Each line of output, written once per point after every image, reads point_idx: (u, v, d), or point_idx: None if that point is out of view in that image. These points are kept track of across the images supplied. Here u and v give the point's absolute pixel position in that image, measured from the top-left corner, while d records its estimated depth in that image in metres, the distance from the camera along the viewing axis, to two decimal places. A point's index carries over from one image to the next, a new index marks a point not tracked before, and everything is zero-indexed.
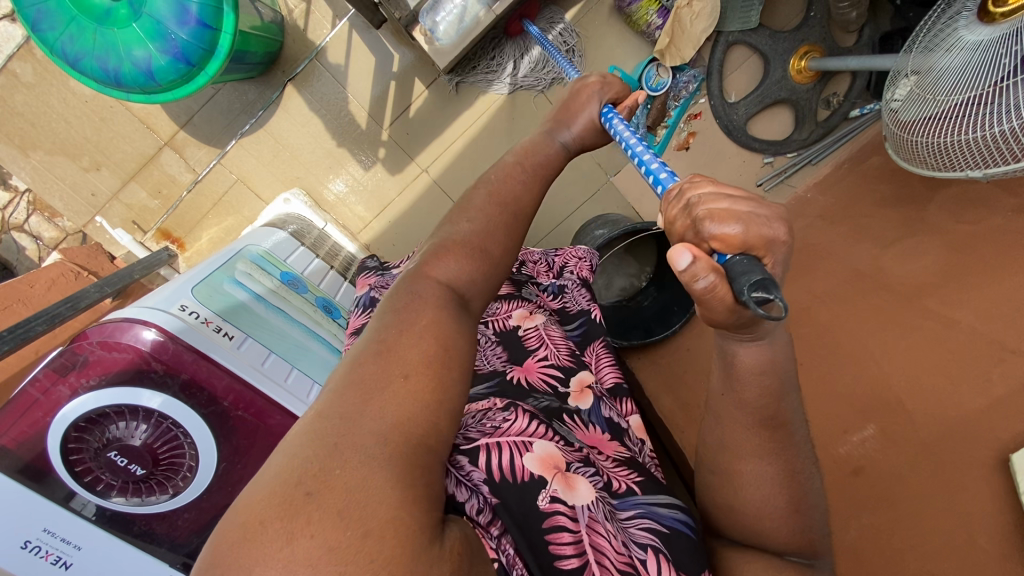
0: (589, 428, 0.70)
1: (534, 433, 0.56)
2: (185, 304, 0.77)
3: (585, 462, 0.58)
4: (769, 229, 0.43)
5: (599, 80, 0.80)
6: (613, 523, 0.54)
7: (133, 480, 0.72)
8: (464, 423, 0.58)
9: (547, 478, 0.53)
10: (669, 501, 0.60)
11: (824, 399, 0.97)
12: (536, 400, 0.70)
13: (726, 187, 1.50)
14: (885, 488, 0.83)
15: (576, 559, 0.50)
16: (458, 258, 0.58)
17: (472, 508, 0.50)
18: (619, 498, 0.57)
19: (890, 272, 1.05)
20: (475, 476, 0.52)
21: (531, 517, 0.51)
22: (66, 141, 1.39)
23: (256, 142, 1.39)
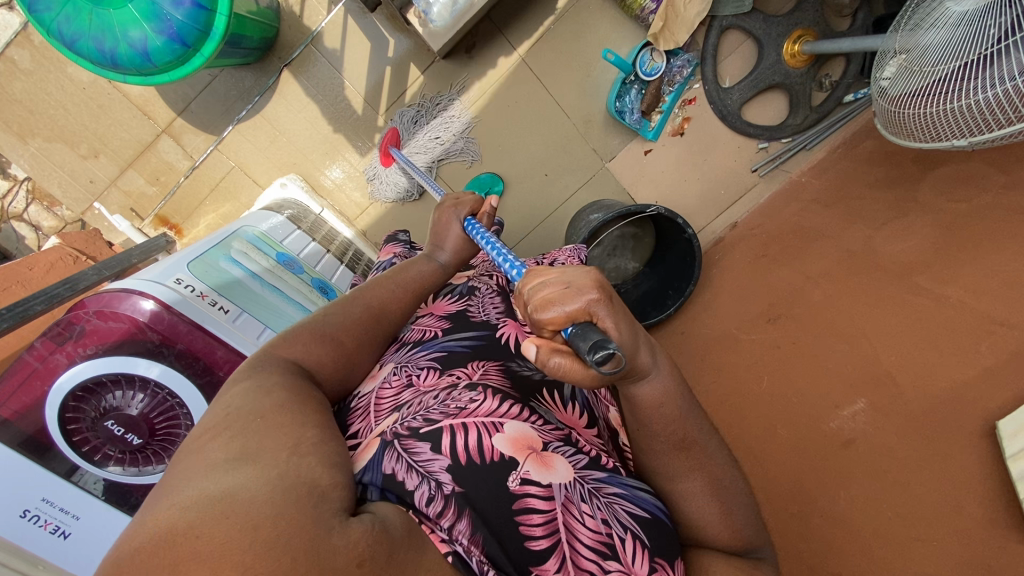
0: (568, 408, 0.68)
1: (504, 415, 0.57)
2: (181, 278, 0.78)
3: (566, 441, 0.58)
4: (583, 303, 0.49)
5: (452, 203, 0.93)
6: (594, 502, 0.54)
7: (130, 450, 0.73)
8: (426, 404, 0.58)
9: (520, 459, 0.54)
10: (652, 488, 0.60)
11: (816, 376, 0.98)
12: (518, 366, 0.69)
13: (720, 173, 1.51)
14: (875, 460, 0.83)
15: (545, 539, 0.51)
16: (305, 343, 0.63)
17: (421, 497, 0.51)
18: (607, 473, 0.57)
19: (882, 251, 1.07)
20: (433, 464, 0.52)
21: (497, 503, 0.51)
22: (64, 128, 1.41)
23: (252, 128, 1.40)
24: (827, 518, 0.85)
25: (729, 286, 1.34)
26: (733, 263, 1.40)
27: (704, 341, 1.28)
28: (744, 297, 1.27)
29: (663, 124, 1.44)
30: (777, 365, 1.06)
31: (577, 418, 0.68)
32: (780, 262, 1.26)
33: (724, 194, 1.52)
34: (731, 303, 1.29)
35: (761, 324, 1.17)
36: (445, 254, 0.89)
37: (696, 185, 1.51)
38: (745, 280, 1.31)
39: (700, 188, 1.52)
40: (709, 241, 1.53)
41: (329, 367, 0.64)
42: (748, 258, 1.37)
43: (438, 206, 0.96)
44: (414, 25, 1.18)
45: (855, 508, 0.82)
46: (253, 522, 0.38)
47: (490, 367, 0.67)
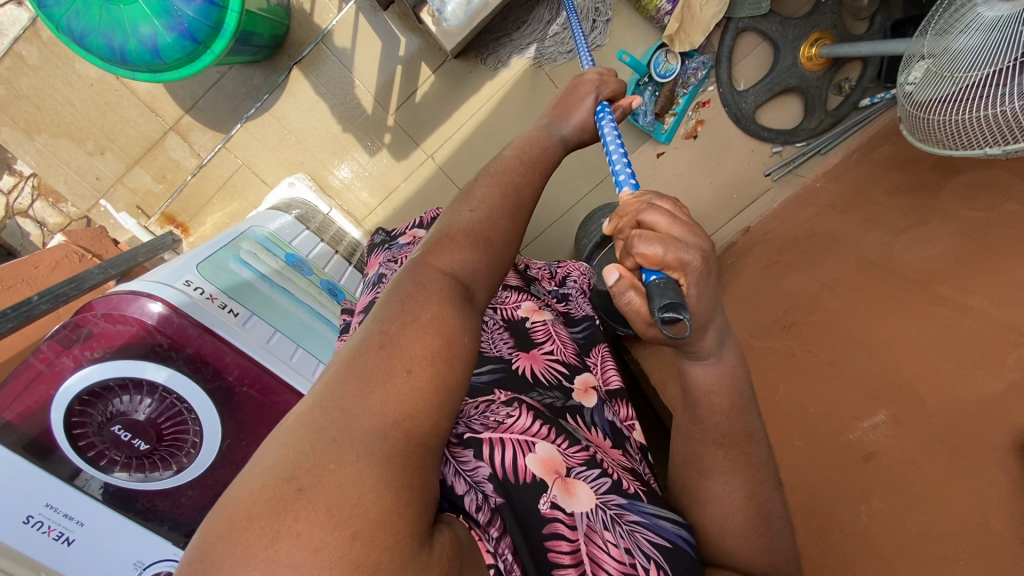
0: (593, 431, 0.73)
1: (536, 434, 0.60)
2: (190, 280, 0.76)
3: (591, 465, 0.61)
4: (687, 255, 0.50)
5: (598, 78, 0.86)
6: (617, 529, 0.57)
7: (136, 455, 0.71)
8: (467, 415, 0.61)
9: (548, 482, 0.57)
10: (675, 515, 0.61)
11: (834, 387, 0.96)
12: (539, 397, 0.73)
13: (734, 177, 1.49)
14: (897, 474, 0.79)
15: (572, 567, 0.54)
16: (460, 249, 0.56)
17: (472, 504, 0.53)
18: (627, 500, 0.59)
19: (900, 258, 1.05)
20: (478, 473, 0.55)
21: (531, 520, 0.55)
22: (71, 125, 1.39)
23: (260, 126, 1.38)
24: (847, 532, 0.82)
25: (742, 291, 1.33)
26: (745, 268, 1.38)
27: None
28: (758, 303, 1.25)
29: (676, 126, 1.42)
30: (793, 374, 1.05)
31: (602, 441, 0.73)
32: (795, 268, 1.24)
33: (737, 198, 1.51)
34: (744, 309, 1.28)
35: (776, 331, 1.15)
36: (567, 127, 0.83)
37: (708, 188, 1.50)
38: (759, 286, 1.29)
39: (712, 192, 1.50)
40: (721, 245, 1.52)
41: (482, 273, 0.57)
42: (762, 263, 1.35)
43: (578, 77, 0.88)
44: (426, 23, 1.16)
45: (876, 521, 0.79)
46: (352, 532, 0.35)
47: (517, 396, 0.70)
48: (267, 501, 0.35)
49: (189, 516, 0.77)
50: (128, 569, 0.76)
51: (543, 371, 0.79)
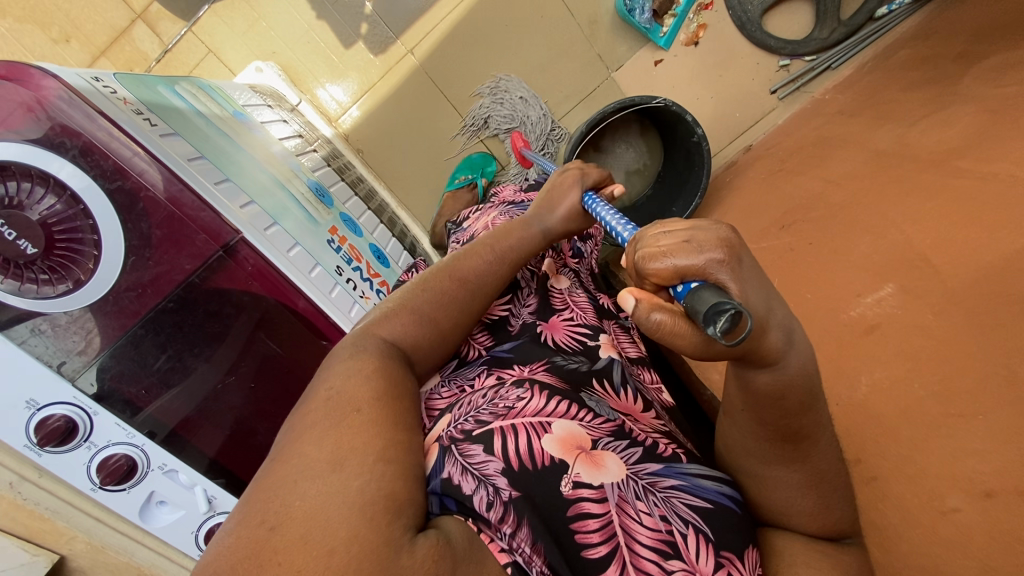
0: (621, 395, 0.60)
1: (553, 413, 0.49)
2: (101, 79, 0.69)
3: (618, 434, 0.50)
4: (703, 264, 0.41)
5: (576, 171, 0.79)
6: (650, 498, 0.46)
7: (22, 262, 0.62)
8: (473, 404, 0.52)
9: (570, 460, 0.46)
10: (714, 471, 0.51)
11: (838, 272, 0.85)
12: (563, 360, 0.61)
13: (739, 91, 1.38)
14: (904, 340, 0.71)
15: (604, 545, 0.43)
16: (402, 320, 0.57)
17: (481, 502, 0.44)
18: (663, 465, 0.48)
19: (915, 144, 0.93)
20: (488, 466, 0.45)
21: (552, 503, 0.45)
22: (35, 9, 1.30)
23: (229, 9, 1.31)
24: (844, 406, 0.75)
25: (741, 202, 1.23)
26: (746, 182, 1.27)
27: None
28: (757, 209, 1.15)
29: (675, 31, 1.33)
30: (793, 269, 0.94)
31: (634, 403, 0.60)
32: (798, 172, 1.13)
33: (739, 117, 1.40)
34: (742, 219, 1.18)
35: (773, 232, 1.05)
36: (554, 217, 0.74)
37: (709, 103, 1.39)
38: (760, 194, 1.18)
39: (713, 107, 1.40)
40: (721, 166, 1.41)
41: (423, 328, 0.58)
42: (763, 174, 1.24)
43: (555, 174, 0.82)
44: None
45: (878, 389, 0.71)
46: (329, 547, 0.35)
47: (535, 368, 0.58)
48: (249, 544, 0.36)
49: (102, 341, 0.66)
50: (19, 411, 0.62)
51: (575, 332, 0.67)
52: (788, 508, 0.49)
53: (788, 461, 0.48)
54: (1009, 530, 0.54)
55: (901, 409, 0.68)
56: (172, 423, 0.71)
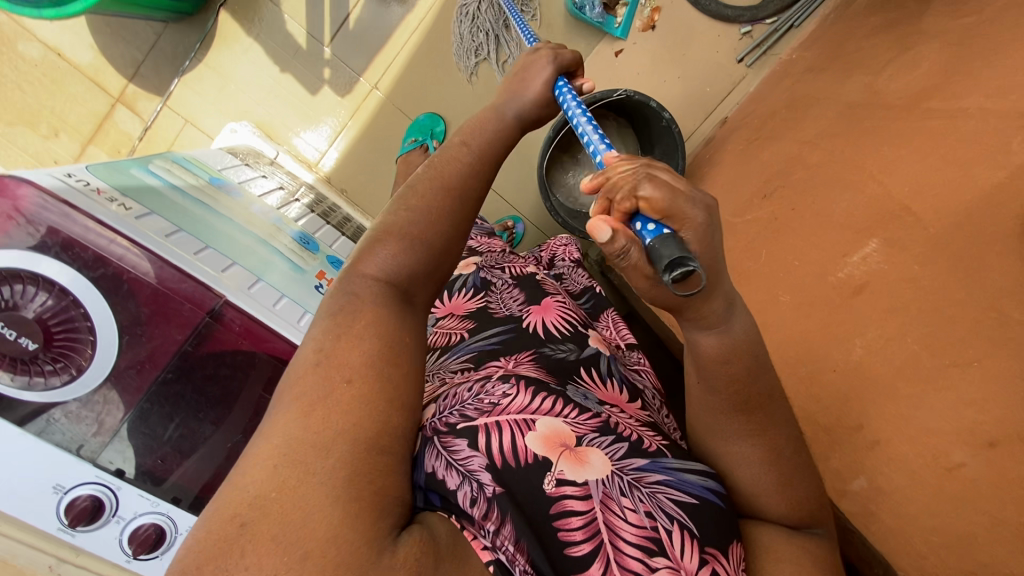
0: (607, 385, 0.59)
1: (539, 410, 0.48)
2: (75, 175, 0.74)
3: (604, 429, 0.49)
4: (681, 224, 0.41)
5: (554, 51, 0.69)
6: (635, 494, 0.45)
7: (23, 358, 0.65)
8: (454, 397, 0.50)
9: (555, 457, 0.45)
10: (698, 466, 0.50)
11: (821, 232, 0.83)
12: (551, 350, 0.61)
13: (705, 67, 1.37)
14: (894, 294, 0.71)
15: (587, 543, 0.43)
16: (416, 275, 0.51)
17: (465, 498, 0.43)
18: (649, 460, 0.48)
19: (884, 91, 0.91)
20: (472, 462, 0.44)
21: (533, 502, 0.43)
22: (21, 110, 1.36)
23: (197, 78, 1.37)
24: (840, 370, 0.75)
25: (723, 175, 1.22)
26: (725, 155, 1.25)
27: None
28: (739, 180, 1.14)
29: (629, 20, 1.37)
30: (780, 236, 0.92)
31: (620, 394, 0.59)
32: (773, 136, 1.12)
33: (711, 92, 1.38)
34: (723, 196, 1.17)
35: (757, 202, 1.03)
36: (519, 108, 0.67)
37: (677, 83, 1.39)
38: (740, 164, 1.17)
39: (681, 87, 1.39)
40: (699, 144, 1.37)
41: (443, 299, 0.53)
42: (741, 145, 1.20)
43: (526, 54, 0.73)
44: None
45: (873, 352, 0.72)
46: (303, 551, 0.34)
47: (523, 358, 0.57)
48: (218, 540, 0.34)
49: (114, 418, 0.70)
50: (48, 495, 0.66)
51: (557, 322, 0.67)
52: (756, 486, 0.50)
53: (747, 435, 0.49)
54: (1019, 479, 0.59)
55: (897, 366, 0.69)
56: (195, 488, 0.74)
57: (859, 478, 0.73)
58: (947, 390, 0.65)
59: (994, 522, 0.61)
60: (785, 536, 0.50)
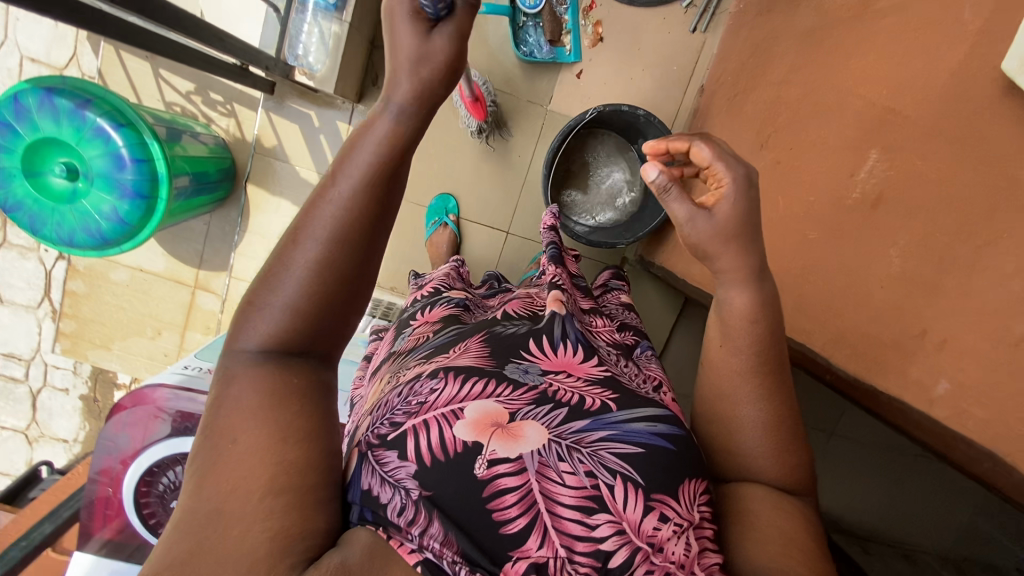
0: (560, 351, 0.61)
1: (466, 398, 0.51)
2: (189, 365, 0.90)
3: (540, 400, 0.52)
4: (726, 171, 0.54)
5: None
6: (575, 457, 0.48)
7: None
8: (390, 404, 0.53)
9: (484, 439, 0.47)
10: (648, 412, 0.53)
11: (823, 160, 0.84)
12: (503, 328, 0.64)
13: (663, 51, 1.42)
14: (906, 199, 0.68)
15: (522, 518, 0.45)
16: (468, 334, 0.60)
17: (394, 510, 0.46)
18: (591, 419, 0.51)
19: (832, 9, 0.92)
20: (400, 472, 0.47)
21: (467, 493, 0.46)
22: (128, 324, 1.62)
23: (249, 245, 1.59)
24: (890, 283, 0.67)
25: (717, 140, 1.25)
26: (714, 120, 1.29)
27: None
28: (732, 139, 1.17)
29: (577, 41, 1.40)
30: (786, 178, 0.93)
31: (573, 355, 0.61)
32: (751, 88, 1.14)
33: (679, 69, 1.43)
34: None
35: (756, 155, 1.05)
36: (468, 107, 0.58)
37: (645, 75, 1.43)
38: (730, 123, 1.20)
39: (651, 77, 1.44)
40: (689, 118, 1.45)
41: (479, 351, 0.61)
42: (726, 103, 1.24)
43: None
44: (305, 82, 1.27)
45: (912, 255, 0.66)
46: None
47: (473, 342, 0.61)
48: None
49: None
50: None
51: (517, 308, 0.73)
52: (758, 453, 0.57)
53: (756, 401, 0.57)
54: None
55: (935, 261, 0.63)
56: None
57: (942, 381, 0.60)
58: (999, 252, 0.56)
59: None
60: (778, 493, 0.55)
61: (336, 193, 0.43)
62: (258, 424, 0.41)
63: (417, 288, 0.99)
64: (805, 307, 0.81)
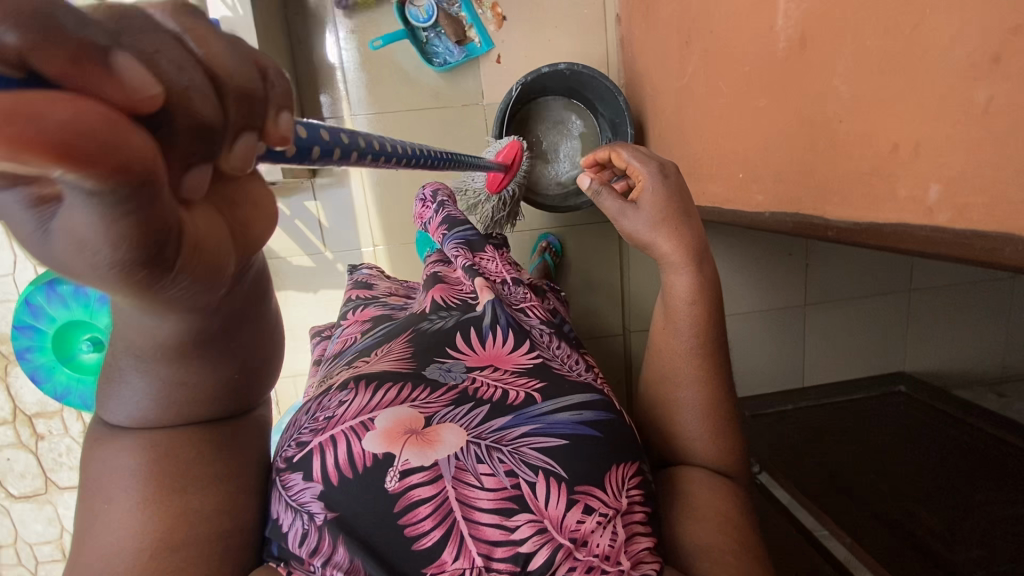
0: (492, 343, 0.79)
1: (374, 412, 0.63)
2: None
3: (460, 400, 0.67)
4: (640, 167, 0.82)
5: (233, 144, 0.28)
6: (495, 459, 0.61)
7: None
8: (303, 424, 0.66)
9: (396, 451, 0.60)
10: (577, 404, 0.69)
11: (743, 27, 0.80)
12: (429, 323, 0.84)
13: (568, 3, 1.39)
14: (830, 20, 0.62)
15: (436, 528, 0.57)
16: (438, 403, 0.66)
17: (297, 536, 0.56)
18: (512, 415, 0.66)
19: None
20: (305, 495, 0.57)
21: (380, 508, 0.58)
22: None
23: None
24: (845, 116, 0.62)
25: (649, 58, 1.20)
26: (640, 41, 1.25)
27: (669, 118, 1.13)
28: (661, 50, 1.12)
29: (483, 30, 1.38)
30: (719, 62, 0.88)
31: (502, 346, 0.79)
32: None
33: (590, 9, 1.40)
34: (666, 72, 1.11)
35: (686, 55, 1.00)
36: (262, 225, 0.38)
37: (561, 30, 1.41)
38: (653, 37, 1.15)
39: (567, 29, 1.41)
40: (621, 50, 1.42)
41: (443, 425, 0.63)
42: (643, 20, 1.20)
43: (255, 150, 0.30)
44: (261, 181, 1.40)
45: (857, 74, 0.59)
46: None
47: (403, 340, 0.81)
48: None
49: None
50: None
51: (442, 298, 0.92)
52: (695, 441, 0.74)
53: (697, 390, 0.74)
54: None
55: (874, 78, 0.57)
56: None
57: (932, 186, 0.51)
58: (930, 29, 0.49)
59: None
60: (710, 474, 0.72)
61: (133, 336, 0.38)
62: (133, 495, 0.43)
63: (351, 290, 1.15)
64: (782, 178, 0.76)
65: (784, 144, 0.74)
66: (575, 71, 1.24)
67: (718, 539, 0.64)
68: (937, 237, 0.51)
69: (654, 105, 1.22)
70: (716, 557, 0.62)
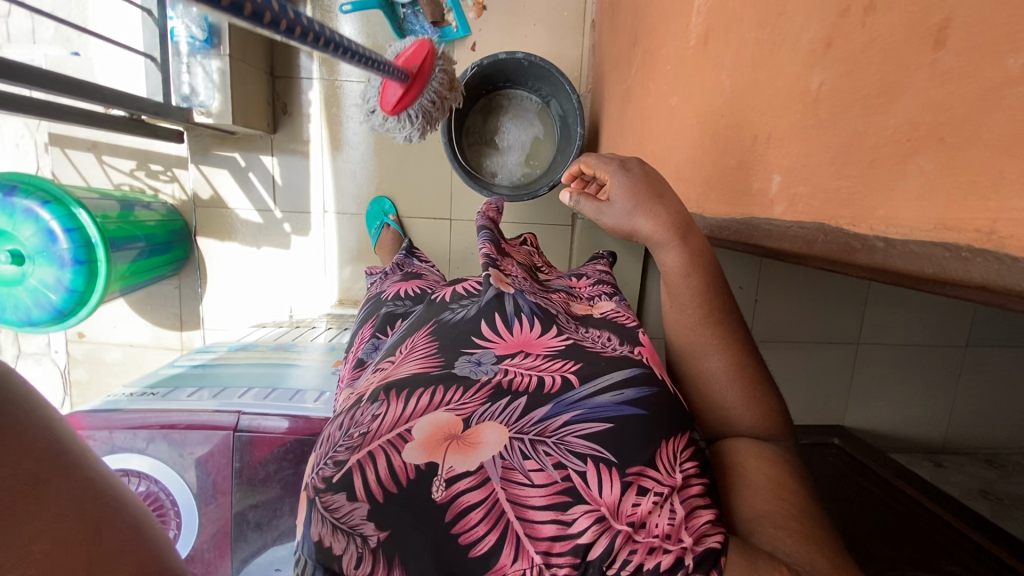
0: (516, 329, 0.64)
1: (413, 417, 0.52)
2: (116, 392, 1.05)
3: (497, 395, 0.54)
4: (608, 171, 0.70)
5: None
6: (540, 452, 0.49)
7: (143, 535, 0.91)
8: (336, 440, 0.55)
9: (438, 460, 0.48)
10: (614, 382, 0.55)
11: (670, 25, 0.80)
12: (452, 313, 0.68)
13: (548, 3, 1.41)
14: (722, 16, 0.61)
15: (491, 533, 0.46)
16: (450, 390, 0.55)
17: (352, 559, 0.47)
18: (553, 403, 0.53)
19: None
20: (354, 517, 0.48)
21: (427, 520, 0.46)
22: None
23: (219, 294, 1.68)
24: (726, 111, 0.61)
25: (609, 62, 1.22)
26: (605, 46, 1.26)
27: (615, 120, 1.14)
28: (616, 53, 1.13)
29: (462, 16, 1.40)
30: (651, 60, 0.88)
31: (530, 332, 0.63)
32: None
33: (568, 12, 1.42)
34: (618, 75, 1.12)
35: (632, 55, 1.01)
36: None
37: (536, 27, 1.42)
38: (613, 39, 1.17)
39: (542, 27, 1.42)
40: (592, 56, 1.43)
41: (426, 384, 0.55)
42: (608, 24, 1.22)
43: None
44: (206, 121, 1.39)
45: (738, 70, 0.58)
46: None
47: (424, 334, 0.67)
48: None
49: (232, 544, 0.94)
50: None
51: (467, 285, 0.75)
52: (727, 403, 0.61)
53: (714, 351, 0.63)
54: (861, 62, 0.39)
55: (750, 70, 0.56)
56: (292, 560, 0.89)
57: (775, 176, 0.51)
58: (788, 18, 0.48)
59: (852, 133, 0.40)
60: (756, 441, 0.59)
61: None
62: None
63: (395, 278, 1.02)
64: (683, 175, 0.75)
65: (685, 142, 0.74)
66: (531, 63, 1.28)
67: (781, 509, 0.51)
68: (774, 231, 0.51)
69: (609, 105, 1.22)
70: (780, 529, 0.48)
